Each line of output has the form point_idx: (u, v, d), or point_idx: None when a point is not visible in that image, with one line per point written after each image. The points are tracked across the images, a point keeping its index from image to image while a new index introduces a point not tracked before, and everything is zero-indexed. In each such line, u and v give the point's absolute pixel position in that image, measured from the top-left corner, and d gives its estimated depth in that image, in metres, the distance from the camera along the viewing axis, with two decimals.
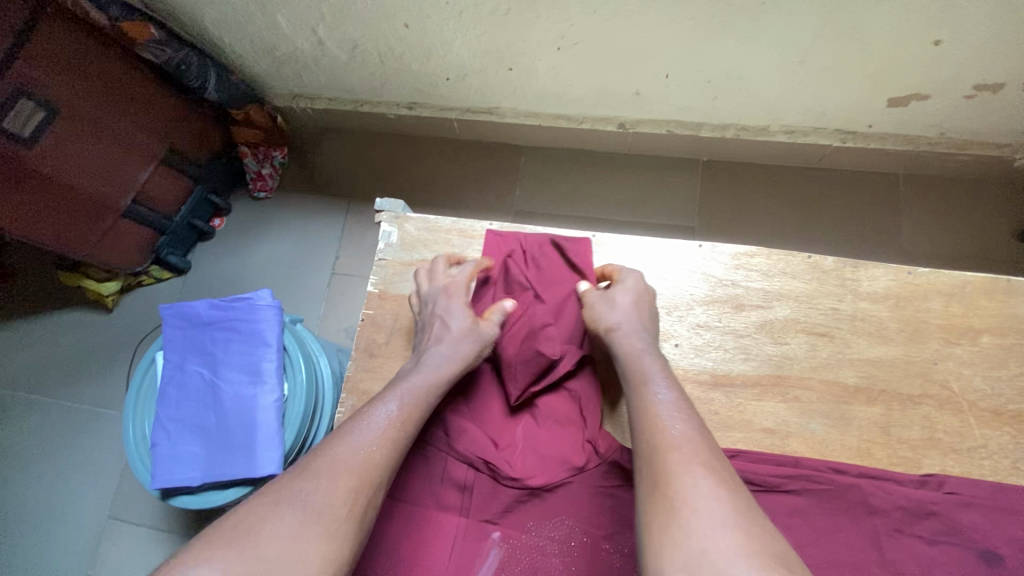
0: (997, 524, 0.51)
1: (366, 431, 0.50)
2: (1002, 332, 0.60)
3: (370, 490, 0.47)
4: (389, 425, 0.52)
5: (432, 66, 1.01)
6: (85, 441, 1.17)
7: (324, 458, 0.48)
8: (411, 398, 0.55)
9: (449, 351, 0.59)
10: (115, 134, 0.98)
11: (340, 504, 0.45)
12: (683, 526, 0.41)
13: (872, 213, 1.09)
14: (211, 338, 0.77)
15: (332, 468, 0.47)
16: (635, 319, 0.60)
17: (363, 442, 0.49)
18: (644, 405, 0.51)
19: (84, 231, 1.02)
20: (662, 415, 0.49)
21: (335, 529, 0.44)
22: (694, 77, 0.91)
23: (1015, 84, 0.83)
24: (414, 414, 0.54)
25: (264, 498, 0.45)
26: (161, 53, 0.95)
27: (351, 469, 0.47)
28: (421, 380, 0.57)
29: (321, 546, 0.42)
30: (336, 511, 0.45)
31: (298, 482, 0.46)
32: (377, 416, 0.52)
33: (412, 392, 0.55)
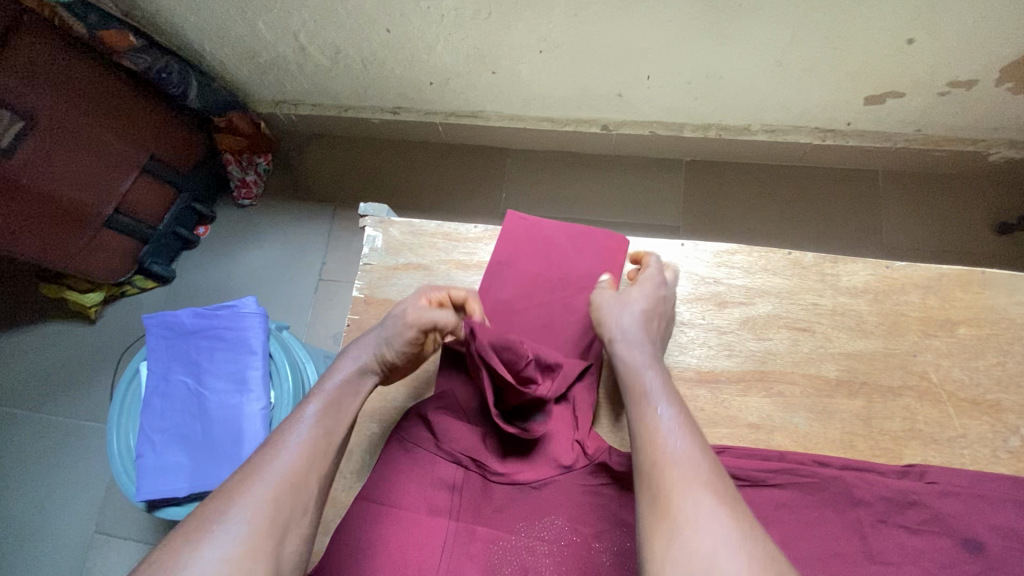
0: (978, 512, 0.52)
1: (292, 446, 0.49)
2: (979, 324, 0.61)
3: (311, 468, 0.48)
4: (330, 410, 0.53)
5: (415, 70, 1.01)
6: (69, 456, 1.15)
7: (245, 480, 0.46)
8: (340, 403, 0.54)
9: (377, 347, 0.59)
10: (95, 143, 0.97)
11: (274, 508, 0.45)
12: (686, 552, 0.41)
13: (854, 209, 1.11)
14: (196, 347, 0.76)
15: (258, 492, 0.45)
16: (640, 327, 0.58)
17: (290, 458, 0.48)
18: (645, 424, 0.49)
19: (66, 241, 1.01)
20: (664, 434, 0.48)
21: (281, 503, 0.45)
22: (675, 78, 0.92)
23: (988, 80, 0.84)
24: (339, 422, 0.53)
25: (185, 537, 0.42)
26: (140, 60, 0.95)
27: (281, 490, 0.46)
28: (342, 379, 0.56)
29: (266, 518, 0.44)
30: (270, 517, 0.44)
31: (225, 511, 0.43)
32: (303, 425, 0.51)
33: (335, 387, 0.55)
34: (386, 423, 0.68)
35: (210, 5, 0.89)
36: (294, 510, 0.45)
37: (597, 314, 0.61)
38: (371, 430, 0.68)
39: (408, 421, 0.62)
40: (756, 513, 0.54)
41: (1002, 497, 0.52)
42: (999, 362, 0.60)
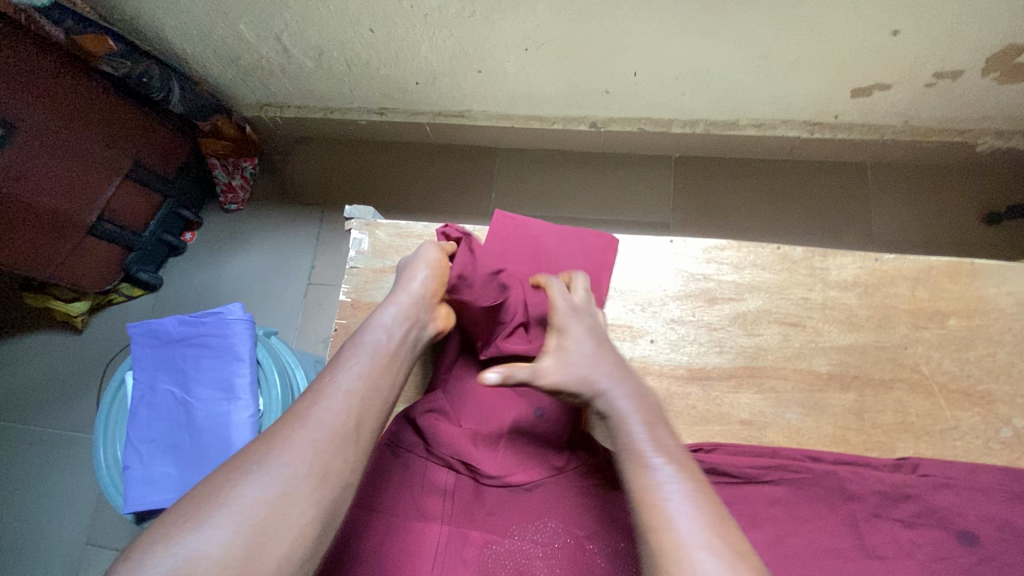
0: (971, 504, 0.52)
1: (337, 394, 0.48)
2: (968, 314, 0.61)
3: (355, 421, 0.48)
4: (376, 363, 0.52)
5: (400, 71, 1.00)
6: (58, 468, 1.14)
7: (292, 425, 0.46)
8: (382, 351, 0.53)
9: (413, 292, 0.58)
10: (77, 150, 0.96)
11: (313, 461, 0.44)
12: None
13: (844, 202, 1.11)
14: (182, 355, 0.75)
15: (302, 438, 0.45)
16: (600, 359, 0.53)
17: (332, 407, 0.47)
18: (637, 479, 0.45)
19: (48, 250, 0.99)
20: (662, 487, 0.43)
21: (323, 456, 0.45)
22: (662, 74, 0.92)
23: (974, 70, 0.84)
24: (384, 370, 0.52)
25: (231, 477, 0.43)
26: (120, 65, 0.93)
27: (322, 439, 0.45)
28: (384, 325, 0.55)
29: (305, 470, 0.43)
30: (308, 471, 0.43)
31: (269, 454, 0.44)
32: (348, 375, 0.50)
33: (382, 338, 0.54)
34: None
35: (190, 7, 0.88)
36: (336, 456, 0.45)
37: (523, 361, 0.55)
38: None
39: (397, 426, 0.62)
40: (750, 510, 0.53)
41: (995, 488, 0.52)
42: (989, 353, 0.60)
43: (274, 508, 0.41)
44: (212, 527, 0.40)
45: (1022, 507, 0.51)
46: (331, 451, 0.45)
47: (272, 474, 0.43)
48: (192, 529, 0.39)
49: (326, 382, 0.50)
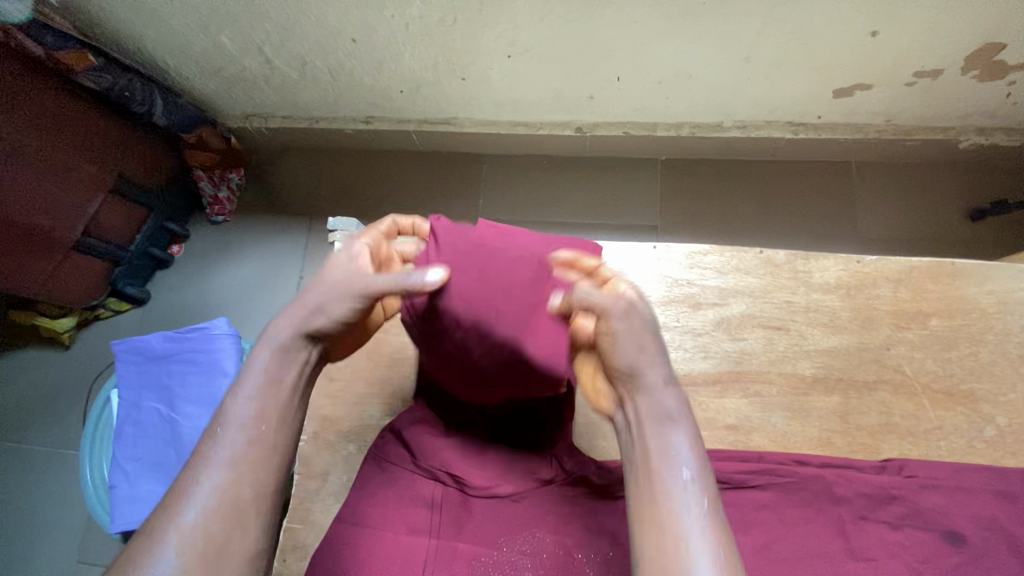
0: (956, 503, 0.52)
1: (217, 467, 0.43)
2: (950, 314, 0.62)
3: (249, 491, 0.43)
4: (261, 416, 0.45)
5: (384, 79, 1.00)
6: (47, 486, 1.12)
7: (174, 509, 0.41)
8: (272, 398, 0.46)
9: (313, 313, 0.49)
10: (58, 167, 0.95)
11: (207, 549, 0.40)
12: None
13: (830, 201, 1.12)
14: (167, 372, 0.74)
15: (187, 528, 0.41)
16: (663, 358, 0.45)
17: (214, 483, 0.42)
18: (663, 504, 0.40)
19: (33, 268, 0.98)
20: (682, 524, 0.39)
21: (216, 542, 0.41)
22: (645, 79, 0.92)
23: (953, 69, 0.85)
24: (274, 425, 0.45)
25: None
26: (101, 79, 0.93)
27: (203, 528, 0.41)
28: (268, 368, 0.47)
29: (200, 561, 0.40)
30: (203, 561, 0.40)
31: (146, 554, 0.40)
32: (230, 439, 0.44)
33: (269, 381, 0.47)
34: (363, 441, 0.67)
35: (170, 20, 0.88)
36: (234, 537, 0.42)
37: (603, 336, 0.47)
38: (348, 449, 0.67)
39: (384, 439, 0.62)
40: (737, 516, 0.53)
41: (980, 487, 0.53)
42: (971, 352, 0.60)
43: None
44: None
45: (1007, 505, 0.51)
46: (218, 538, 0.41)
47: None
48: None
49: (203, 454, 0.44)
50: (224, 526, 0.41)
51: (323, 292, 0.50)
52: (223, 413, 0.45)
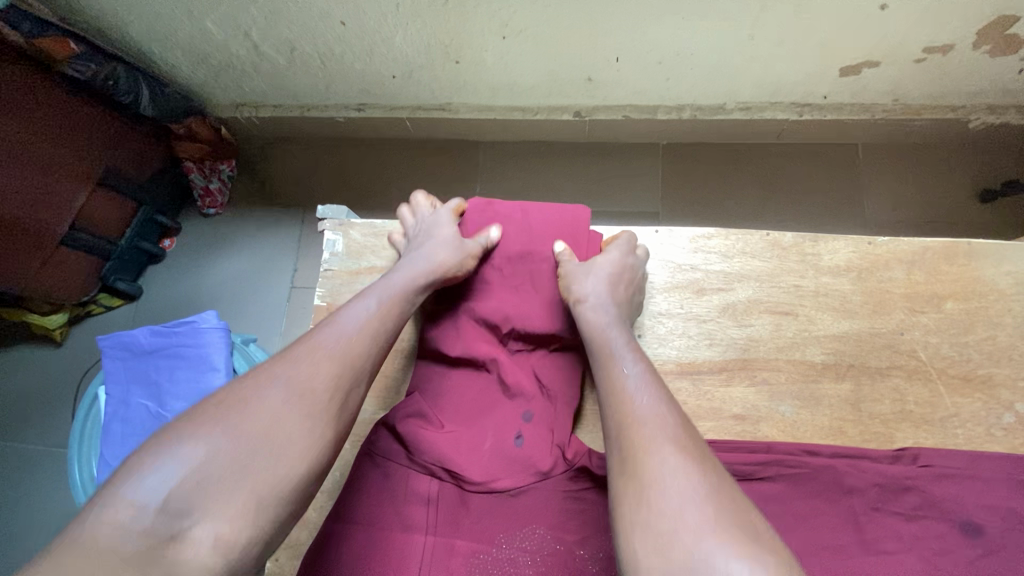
0: (974, 493, 0.50)
1: (343, 332, 0.48)
2: (966, 297, 0.59)
3: (366, 360, 0.48)
4: (378, 312, 0.52)
5: (374, 64, 0.97)
6: (40, 485, 1.11)
7: (307, 348, 0.46)
8: (389, 296, 0.55)
9: (449, 266, 0.60)
10: (43, 159, 0.93)
11: (329, 383, 0.44)
12: (649, 501, 0.38)
13: (835, 184, 1.09)
14: (155, 368, 0.72)
15: (318, 361, 0.45)
16: (607, 286, 0.57)
17: (343, 339, 0.48)
18: (614, 380, 0.47)
19: (19, 264, 0.96)
20: (631, 389, 0.46)
21: (337, 384, 0.45)
22: (645, 59, 0.89)
23: (965, 44, 0.82)
24: (383, 328, 0.51)
25: (250, 387, 0.43)
26: (85, 69, 0.91)
27: (315, 390, 0.44)
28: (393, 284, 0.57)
29: (321, 389, 0.44)
30: (324, 392, 0.44)
31: (261, 390, 0.43)
32: (359, 311, 0.51)
33: (393, 289, 0.56)
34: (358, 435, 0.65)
35: (152, 5, 0.85)
36: (349, 389, 0.45)
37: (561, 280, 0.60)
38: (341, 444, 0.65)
39: (378, 433, 0.59)
40: None
41: (998, 476, 0.50)
42: (989, 336, 0.57)
43: (287, 424, 0.41)
44: (194, 450, 0.38)
45: None
46: (323, 401, 0.43)
47: (258, 413, 0.41)
48: (176, 447, 0.39)
49: (321, 330, 0.49)
50: (330, 393, 0.44)
51: (443, 250, 0.61)
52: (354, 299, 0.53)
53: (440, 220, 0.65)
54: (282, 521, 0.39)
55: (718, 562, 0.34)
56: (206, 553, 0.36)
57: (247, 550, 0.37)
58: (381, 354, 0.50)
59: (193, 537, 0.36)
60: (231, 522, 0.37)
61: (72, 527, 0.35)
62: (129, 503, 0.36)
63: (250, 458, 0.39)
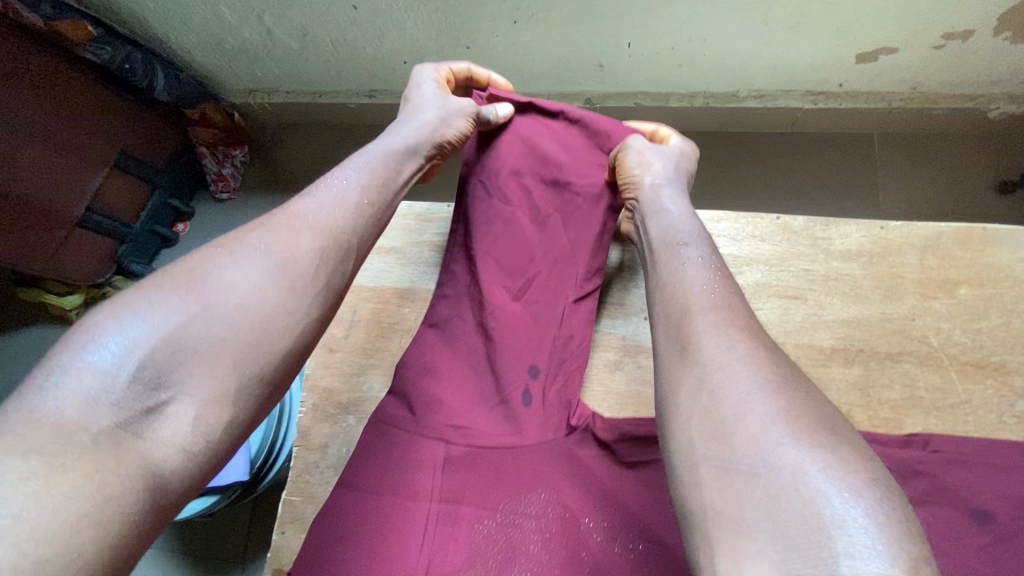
0: (984, 481, 0.49)
1: (326, 206, 0.47)
2: (980, 283, 0.58)
3: (352, 233, 0.47)
4: (360, 191, 0.51)
5: (385, 49, 0.97)
6: None
7: (290, 217, 0.45)
8: (375, 173, 0.54)
9: (433, 129, 0.61)
10: (60, 139, 0.94)
11: (314, 254, 0.44)
12: (711, 386, 0.36)
13: (850, 174, 1.08)
14: None
15: (302, 231, 0.44)
16: (672, 197, 0.58)
17: (325, 215, 0.47)
18: (675, 271, 0.47)
19: (36, 245, 0.98)
20: (687, 280, 0.45)
21: (322, 258, 0.44)
22: (658, 45, 0.88)
23: (986, 29, 0.80)
24: (365, 206, 0.50)
25: (225, 248, 0.42)
26: (101, 52, 0.93)
27: (297, 262, 0.43)
28: (378, 163, 0.55)
29: (304, 258, 0.43)
30: (309, 262, 0.43)
31: (235, 256, 0.41)
32: (342, 185, 0.50)
33: (375, 166, 0.54)
34: (363, 411, 0.65)
35: None
36: (334, 261, 0.45)
37: (625, 170, 0.61)
38: (347, 421, 0.65)
39: (385, 402, 0.59)
40: None
41: (1008, 464, 0.50)
42: (1003, 323, 0.56)
43: (268, 291, 0.40)
44: (172, 312, 0.37)
45: None
46: (307, 274, 0.43)
47: (237, 279, 0.40)
48: (146, 311, 0.37)
49: (300, 203, 0.47)
50: (314, 267, 0.43)
51: (430, 115, 0.62)
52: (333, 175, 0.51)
53: (425, 85, 0.65)
54: (265, 396, 0.39)
55: (788, 456, 0.32)
56: (185, 431, 0.35)
57: (230, 421, 0.36)
58: (366, 234, 0.49)
59: (169, 411, 0.35)
60: (210, 398, 0.36)
61: (30, 387, 0.33)
62: (100, 364, 0.34)
63: (231, 328, 0.38)
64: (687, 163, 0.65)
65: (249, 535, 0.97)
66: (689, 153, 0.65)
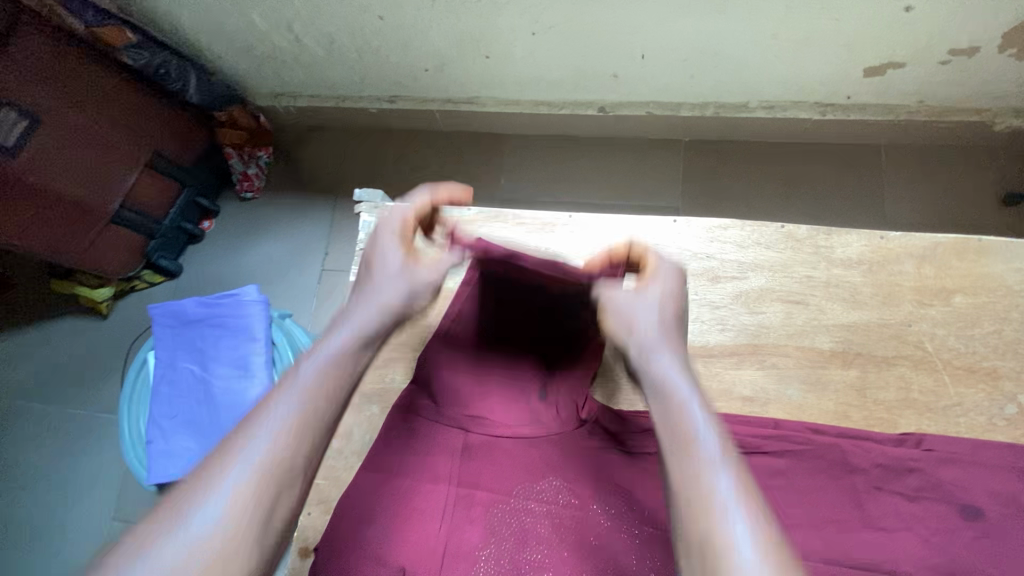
0: (973, 479, 0.52)
1: (273, 422, 0.38)
2: (974, 292, 0.61)
3: (309, 443, 0.39)
4: (320, 381, 0.41)
5: (408, 57, 1.01)
6: (87, 446, 1.18)
7: (231, 448, 0.37)
8: (333, 357, 0.43)
9: (397, 299, 0.49)
10: (97, 140, 0.99)
11: (256, 496, 0.36)
12: None
13: (857, 184, 1.10)
14: (201, 335, 0.76)
15: (242, 467, 0.36)
16: (669, 350, 0.44)
17: (272, 435, 0.38)
18: (688, 475, 0.37)
19: (72, 238, 1.03)
20: (708, 465, 0.37)
21: (266, 491, 0.36)
22: (671, 56, 0.91)
23: (990, 46, 0.83)
24: (323, 407, 0.41)
25: (157, 509, 0.35)
26: (139, 56, 0.97)
27: (230, 522, 0.34)
28: (342, 343, 0.44)
29: (246, 499, 0.35)
30: (251, 508, 0.35)
31: (162, 524, 0.34)
32: (294, 391, 0.40)
33: (332, 353, 0.43)
34: (384, 403, 0.69)
35: None
36: (283, 490, 0.37)
37: (609, 321, 0.48)
38: (371, 410, 0.69)
39: (410, 393, 0.64)
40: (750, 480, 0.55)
41: (997, 464, 0.53)
42: (996, 329, 0.59)
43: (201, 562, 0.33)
44: None
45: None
46: (249, 518, 0.35)
47: None
48: None
49: (236, 447, 0.38)
50: (258, 510, 0.35)
51: (396, 281, 0.50)
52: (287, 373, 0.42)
53: (381, 237, 0.53)
54: None
55: None
56: None
57: None
58: (326, 436, 0.40)
59: None
60: None
61: None
62: None
63: None
64: (679, 293, 0.49)
65: None
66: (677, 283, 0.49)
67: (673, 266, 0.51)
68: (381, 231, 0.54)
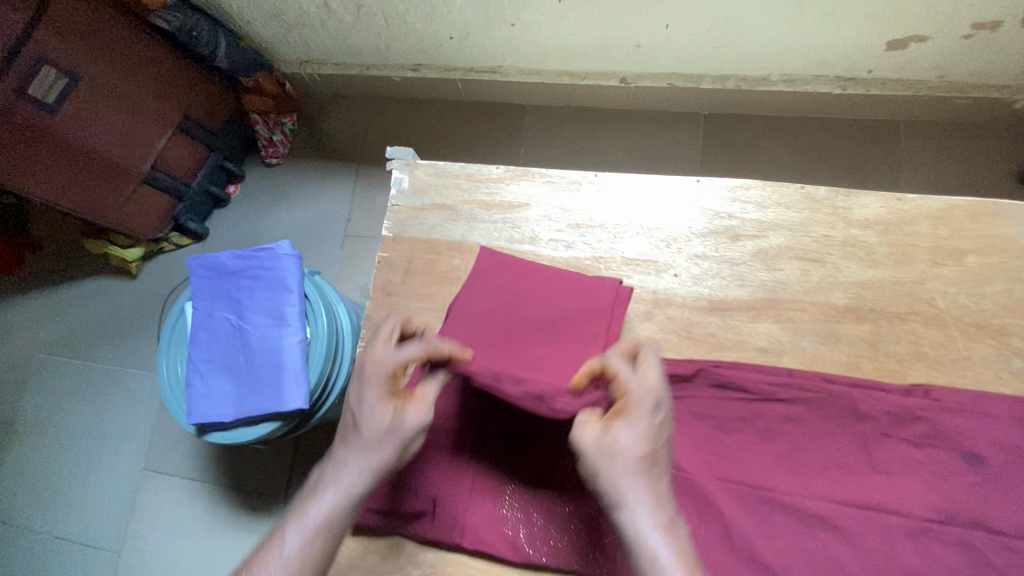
0: (979, 428, 0.55)
1: None
2: (987, 252, 0.63)
3: None
4: (301, 552, 0.48)
5: (434, 25, 1.02)
6: (118, 400, 1.23)
7: None
8: (317, 528, 0.49)
9: (380, 459, 0.51)
10: (131, 101, 1.03)
11: None
12: None
13: (873, 159, 1.11)
14: (236, 286, 0.80)
15: None
16: (645, 505, 0.46)
17: None
18: None
19: (107, 197, 1.08)
20: None
21: None
22: (695, 27, 0.92)
23: (1012, 21, 0.83)
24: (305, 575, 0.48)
25: None
26: (173, 19, 0.99)
27: None
28: (325, 508, 0.50)
29: None
30: None
31: None
32: (279, 563, 0.48)
33: (315, 523, 0.49)
34: None
35: None
36: None
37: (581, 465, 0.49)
38: None
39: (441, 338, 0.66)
40: (765, 426, 0.58)
41: (1004, 414, 0.56)
42: (1006, 289, 0.62)
43: None
44: None
45: None
46: None
47: None
48: None
49: None
50: None
51: (378, 441, 0.51)
52: (274, 538, 0.49)
53: (361, 399, 0.53)
54: None
55: None
56: None
57: None
58: None
59: None
60: None
61: None
62: None
63: None
64: (654, 426, 0.49)
65: (293, 468, 1.11)
66: (646, 432, 0.48)
67: (649, 389, 0.50)
68: (359, 393, 0.53)
